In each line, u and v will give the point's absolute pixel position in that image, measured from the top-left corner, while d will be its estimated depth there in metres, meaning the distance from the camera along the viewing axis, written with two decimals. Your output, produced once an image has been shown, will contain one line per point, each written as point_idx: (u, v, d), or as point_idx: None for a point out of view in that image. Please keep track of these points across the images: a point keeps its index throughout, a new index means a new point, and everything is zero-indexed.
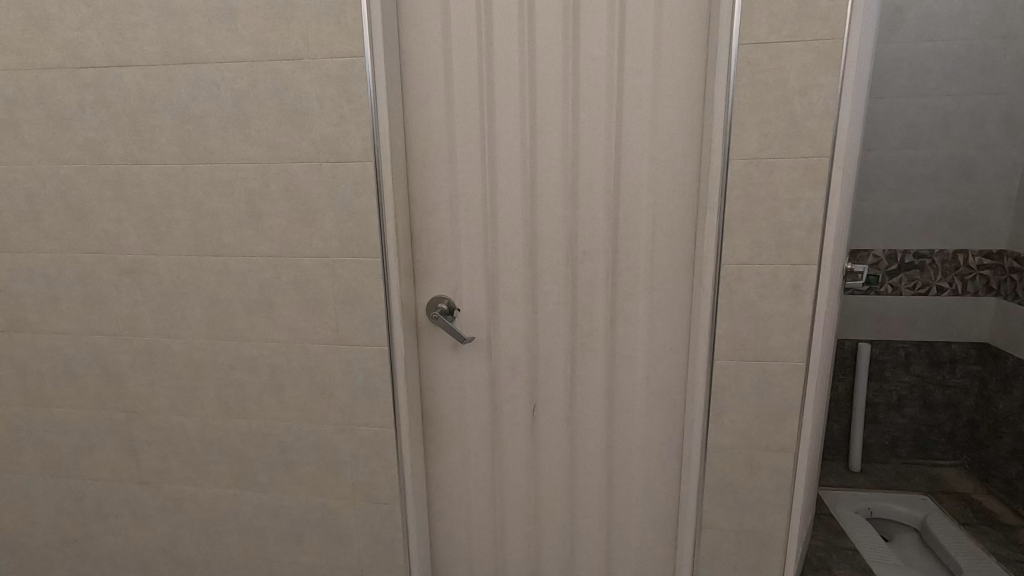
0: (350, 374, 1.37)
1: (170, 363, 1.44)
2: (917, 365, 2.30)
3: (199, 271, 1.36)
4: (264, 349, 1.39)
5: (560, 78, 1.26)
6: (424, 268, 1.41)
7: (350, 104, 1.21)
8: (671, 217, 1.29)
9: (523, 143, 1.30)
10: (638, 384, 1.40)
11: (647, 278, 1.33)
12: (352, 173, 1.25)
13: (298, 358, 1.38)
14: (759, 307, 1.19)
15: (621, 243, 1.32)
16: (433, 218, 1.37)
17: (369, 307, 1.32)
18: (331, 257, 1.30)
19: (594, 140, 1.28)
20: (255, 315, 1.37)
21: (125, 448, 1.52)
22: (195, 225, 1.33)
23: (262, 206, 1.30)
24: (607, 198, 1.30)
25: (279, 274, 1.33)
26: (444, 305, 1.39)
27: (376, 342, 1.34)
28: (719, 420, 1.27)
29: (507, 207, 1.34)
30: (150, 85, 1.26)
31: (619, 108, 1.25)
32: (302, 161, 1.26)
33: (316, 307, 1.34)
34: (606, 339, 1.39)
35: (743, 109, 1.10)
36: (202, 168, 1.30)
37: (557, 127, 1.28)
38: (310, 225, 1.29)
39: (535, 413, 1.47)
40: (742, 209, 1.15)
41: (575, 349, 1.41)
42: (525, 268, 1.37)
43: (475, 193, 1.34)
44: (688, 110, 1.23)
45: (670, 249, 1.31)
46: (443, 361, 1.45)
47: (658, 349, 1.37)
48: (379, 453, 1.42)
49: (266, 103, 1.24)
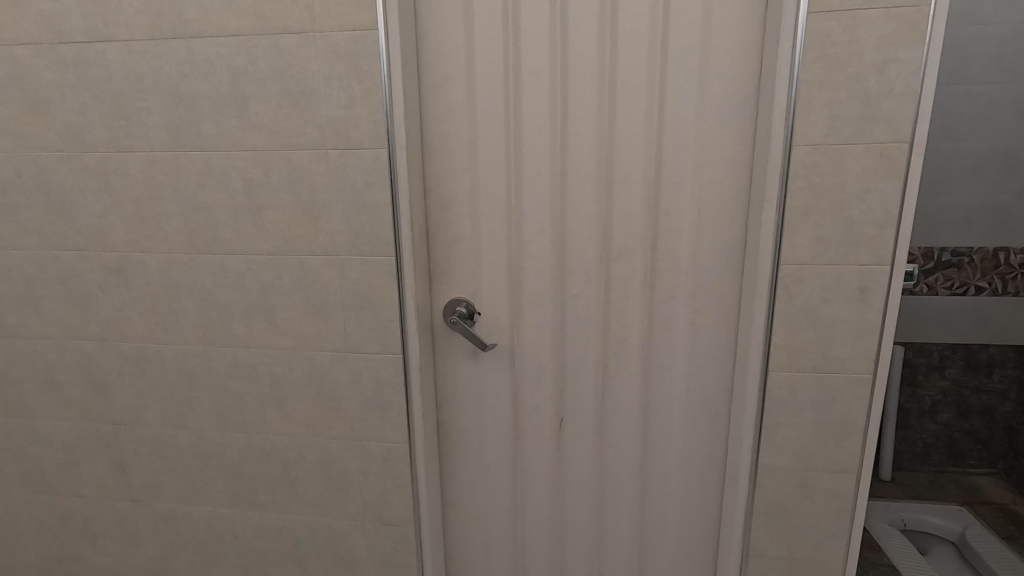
0: (359, 385, 1.24)
1: (162, 371, 1.31)
2: (952, 369, 2.10)
3: (193, 271, 1.23)
4: (264, 356, 1.26)
5: (594, 56, 1.12)
6: (441, 267, 1.28)
7: (361, 83, 1.07)
8: (718, 212, 1.15)
9: (553, 129, 1.17)
10: (677, 396, 1.27)
11: (688, 279, 1.20)
12: (362, 161, 1.11)
13: (302, 367, 1.25)
14: (821, 312, 1.05)
15: (660, 240, 1.19)
16: (451, 212, 1.24)
17: (381, 311, 1.19)
18: (339, 256, 1.17)
19: (633, 126, 1.14)
20: (255, 319, 1.24)
21: (114, 462, 1.40)
22: (187, 220, 1.20)
23: (262, 198, 1.16)
24: (646, 190, 1.17)
25: (281, 275, 1.20)
26: (463, 308, 1.27)
27: (388, 350, 1.21)
28: (772, 438, 1.14)
29: (533, 201, 1.21)
30: (136, 63, 1.13)
31: (662, 89, 1.12)
32: (307, 149, 1.13)
33: (322, 310, 1.21)
34: (642, 346, 1.26)
35: (811, 88, 0.96)
36: (195, 156, 1.16)
37: (591, 110, 1.15)
38: (316, 219, 1.16)
39: (562, 427, 1.34)
40: (804, 203, 1.01)
41: (608, 357, 1.28)
42: (552, 268, 1.24)
43: (499, 184, 1.21)
44: (741, 90, 1.09)
45: (716, 248, 1.17)
46: (460, 369, 1.32)
47: (701, 358, 1.24)
48: (391, 471, 1.29)
49: (266, 82, 1.10)
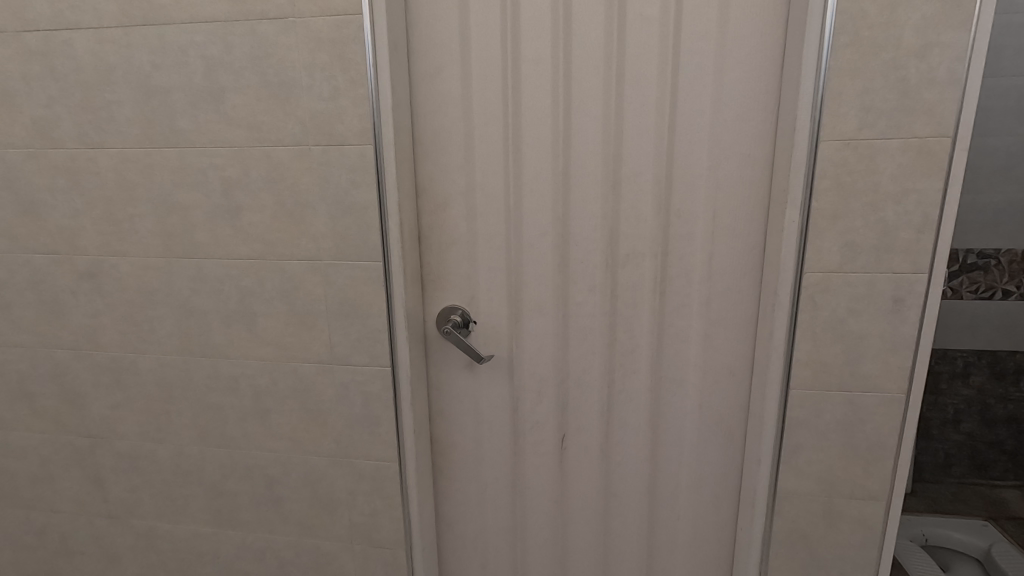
0: (346, 400, 1.16)
1: (139, 382, 1.23)
2: (976, 377, 1.99)
3: (168, 276, 1.15)
4: (245, 368, 1.18)
5: (600, 44, 1.03)
6: (434, 273, 1.19)
7: (345, 73, 0.99)
8: (735, 214, 1.06)
9: (555, 123, 1.07)
10: (689, 412, 1.18)
11: (702, 287, 1.11)
12: (348, 159, 1.03)
13: (285, 379, 1.17)
14: (850, 325, 0.96)
15: (671, 244, 1.10)
16: (445, 214, 1.15)
17: (369, 320, 1.10)
18: (323, 261, 1.09)
19: (643, 121, 1.05)
20: (235, 328, 1.16)
21: (90, 477, 1.32)
22: (162, 221, 1.12)
23: (241, 199, 1.08)
24: (657, 189, 1.08)
25: (262, 281, 1.12)
26: (458, 316, 1.18)
27: (377, 362, 1.13)
28: (793, 461, 1.04)
29: (534, 201, 1.11)
30: (104, 52, 1.05)
31: (675, 79, 1.02)
32: (288, 145, 1.04)
33: (306, 319, 1.12)
34: (650, 359, 1.17)
35: (842, 76, 0.86)
36: (169, 153, 1.08)
37: (597, 102, 1.05)
38: (298, 222, 1.07)
39: (565, 444, 1.25)
40: (833, 204, 0.91)
41: (614, 370, 1.18)
42: (554, 274, 1.15)
43: (496, 183, 1.12)
44: (761, 81, 0.99)
45: (732, 253, 1.08)
46: (455, 381, 1.24)
47: (715, 372, 1.14)
48: (381, 491, 1.21)
49: (243, 73, 1.01)
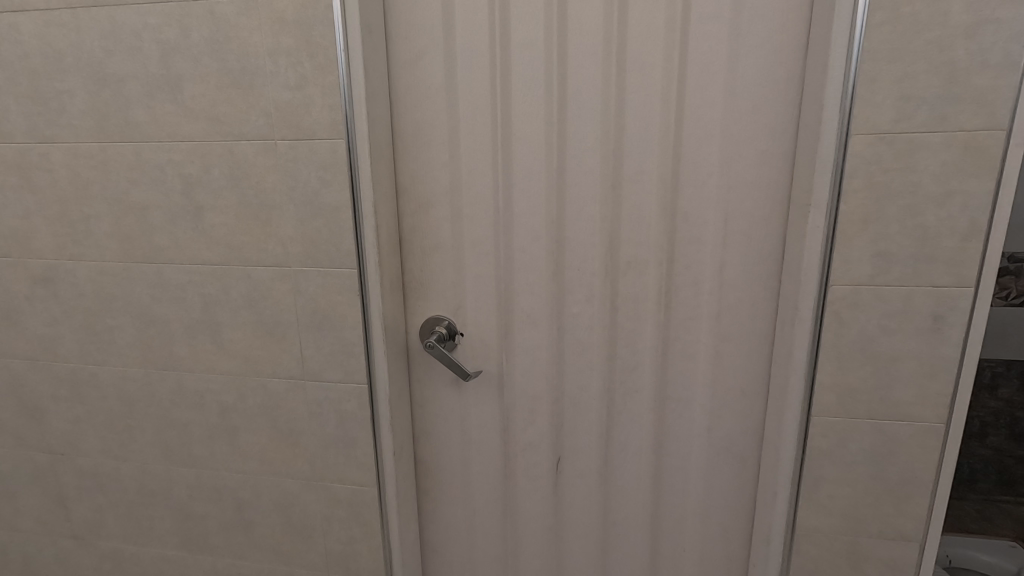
0: (319, 418, 1.06)
1: (99, 395, 1.14)
2: (1005, 389, 1.85)
3: (127, 282, 1.06)
4: (211, 383, 1.08)
5: (599, 25, 0.91)
6: (417, 280, 1.08)
7: (313, 59, 0.88)
8: (750, 217, 0.94)
9: (549, 116, 0.96)
10: (696, 436, 1.07)
11: (712, 298, 0.99)
12: (317, 155, 0.92)
13: (253, 396, 1.07)
14: (881, 346, 0.84)
15: (678, 250, 0.98)
16: (428, 216, 1.05)
17: (343, 332, 1.00)
18: (292, 268, 0.99)
19: (646, 114, 0.94)
20: (199, 339, 1.06)
21: (52, 495, 1.23)
22: (119, 222, 1.03)
23: (203, 198, 0.98)
24: (661, 190, 0.96)
25: (227, 289, 1.02)
26: (443, 327, 1.08)
27: (352, 378, 1.02)
28: (814, 496, 0.92)
29: (525, 202, 1.01)
30: (52, 37, 0.95)
31: (682, 66, 0.91)
32: (252, 139, 0.94)
33: (275, 331, 1.03)
34: (654, 377, 1.06)
35: (877, 59, 0.75)
36: (124, 148, 0.98)
37: (595, 92, 0.94)
38: (264, 224, 0.97)
39: (560, 467, 1.14)
40: (864, 208, 0.80)
41: (613, 387, 1.08)
42: (547, 283, 1.04)
43: (484, 182, 1.01)
44: (781, 67, 0.88)
45: (746, 261, 0.96)
46: (440, 398, 1.13)
47: (725, 392, 1.03)
48: (358, 517, 1.11)
49: (202, 59, 0.91)
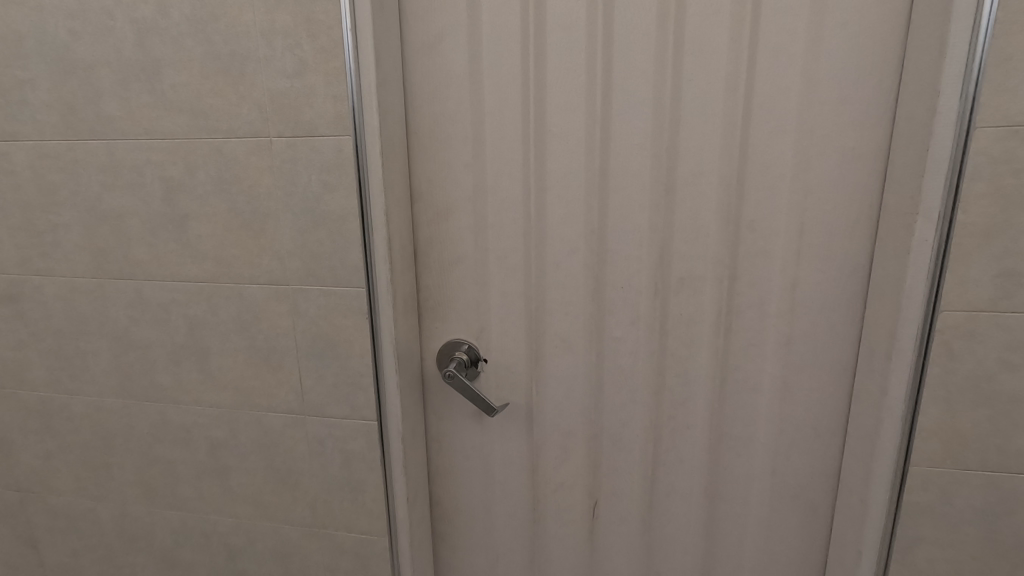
0: (322, 459, 0.92)
1: (73, 428, 1.00)
2: None
3: (102, 302, 0.92)
4: (198, 416, 0.94)
5: (653, 3, 0.77)
6: (434, 299, 0.94)
7: (314, 41, 0.74)
8: (830, 228, 0.80)
9: (590, 109, 0.82)
10: (757, 480, 0.92)
11: (781, 322, 0.85)
12: (319, 154, 0.78)
13: (246, 432, 0.93)
14: (999, 385, 0.69)
15: (741, 266, 0.84)
16: (447, 225, 0.91)
17: (349, 361, 0.86)
18: (290, 286, 0.85)
19: (707, 107, 0.79)
20: (184, 367, 0.92)
21: (22, 538, 1.10)
22: (91, 233, 0.89)
23: (186, 205, 0.84)
24: (722, 195, 0.82)
25: (215, 310, 0.88)
26: (463, 353, 0.94)
27: (360, 414, 0.88)
28: (907, 559, 0.78)
29: (561, 210, 0.87)
30: (12, 17, 0.81)
31: (751, 48, 0.76)
32: (242, 136, 0.80)
33: (271, 359, 0.89)
34: (708, 411, 0.91)
35: (1010, 36, 0.61)
36: (96, 147, 0.85)
37: (645, 80, 0.80)
38: (258, 235, 0.83)
39: (596, 512, 0.99)
40: (987, 218, 0.65)
41: (661, 422, 0.93)
42: (585, 302, 0.90)
43: (513, 187, 0.87)
44: (875, 49, 0.73)
45: (824, 279, 0.82)
46: (460, 432, 0.99)
47: (794, 430, 0.88)
48: (366, 569, 0.96)
49: (183, 41, 0.77)
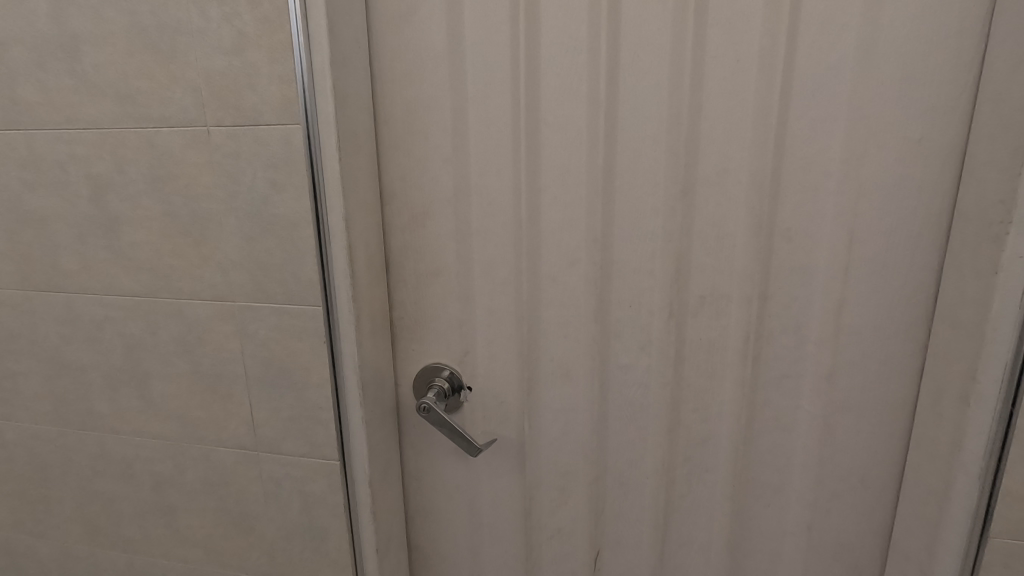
0: (279, 502, 0.79)
1: (6, 456, 0.89)
2: None
3: (29, 318, 0.80)
4: (140, 449, 0.82)
5: None
6: (410, 316, 0.81)
7: (256, 8, 0.61)
8: (886, 238, 0.65)
9: (593, 94, 0.68)
10: (790, 536, 0.78)
11: (823, 351, 0.70)
12: (265, 148, 0.65)
13: (194, 468, 0.81)
14: None
15: (774, 283, 0.69)
16: (424, 232, 0.77)
17: (307, 391, 0.73)
18: (237, 303, 0.72)
19: (736, 88, 0.65)
20: (122, 393, 0.80)
21: None
22: (14, 238, 0.77)
23: (116, 207, 0.72)
24: (753, 197, 0.67)
25: (154, 328, 0.76)
26: (443, 380, 0.81)
27: (320, 452, 0.76)
28: None
29: (558, 213, 0.73)
30: None
31: (793, 13, 0.62)
32: (175, 125, 0.67)
33: (218, 386, 0.76)
34: (731, 454, 0.77)
35: None
36: (13, 138, 0.72)
37: (661, 57, 0.66)
38: (199, 243, 0.71)
39: (598, 563, 0.86)
40: None
41: (675, 465, 0.79)
42: (586, 323, 0.76)
43: (501, 186, 0.73)
44: (951, 15, 0.58)
45: (877, 302, 0.67)
46: (441, 469, 0.86)
47: (835, 480, 0.74)
48: None
49: (104, 11, 0.65)
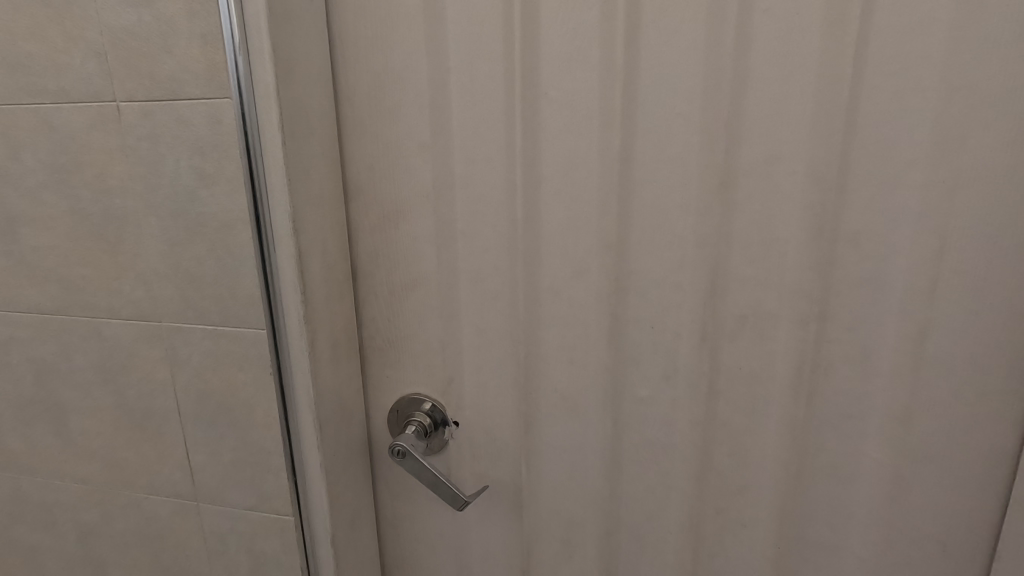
0: (224, 560, 0.66)
1: None
2: None
3: None
4: (61, 494, 0.69)
5: None
6: (384, 336, 0.67)
7: None
8: (987, 246, 0.50)
9: (607, 61, 0.54)
10: None
11: (895, 388, 0.55)
12: (189, 129, 0.51)
13: (124, 517, 0.67)
14: None
15: (836, 302, 0.55)
16: (398, 234, 0.63)
17: (253, 431, 0.60)
18: (165, 324, 0.58)
19: (793, 51, 0.50)
20: (36, 428, 0.66)
21: None
22: None
23: (15, 204, 0.58)
24: (811, 192, 0.53)
25: (68, 352, 0.62)
26: (423, 416, 0.68)
27: (271, 505, 0.62)
28: None
29: (562, 212, 0.58)
30: None
31: None
32: (78, 101, 0.53)
33: (147, 423, 0.63)
34: (774, 508, 0.63)
35: None
36: None
37: (696, 12, 0.51)
38: (115, 250, 0.57)
39: None
40: None
41: (704, 519, 0.65)
42: (597, 348, 0.62)
43: (492, 178, 0.59)
44: None
45: (971, 326, 0.52)
46: (422, 517, 0.72)
47: (907, 545, 0.59)
48: None
49: None
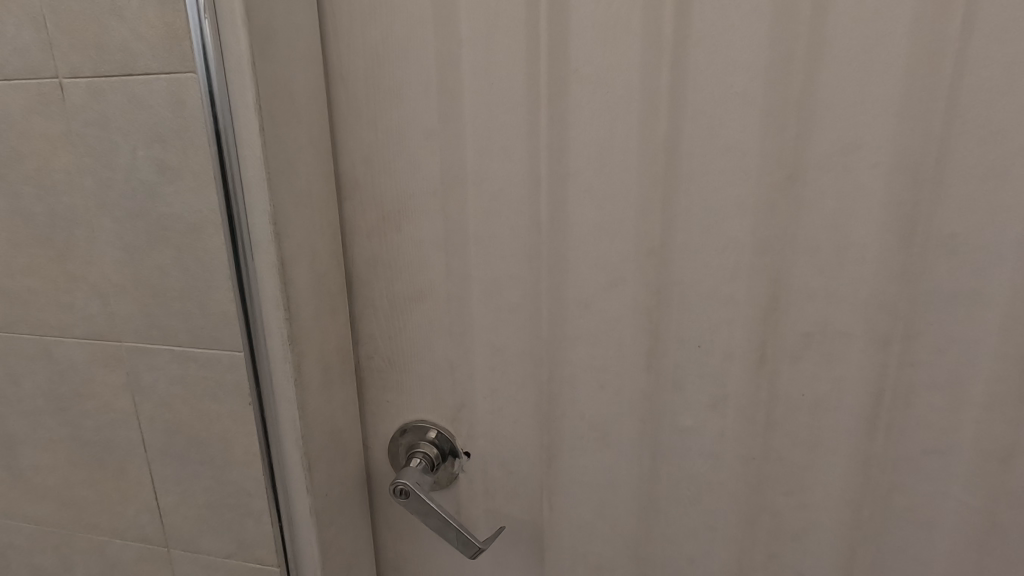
0: None
1: None
2: None
3: None
4: (14, 535, 0.60)
5: None
6: (383, 354, 0.58)
7: None
8: None
9: (650, 31, 0.45)
10: None
11: (992, 421, 0.47)
12: (147, 112, 0.42)
13: (85, 562, 0.59)
14: None
15: (922, 318, 0.46)
16: (399, 237, 0.54)
17: (230, 469, 0.51)
18: (124, 345, 0.49)
19: (881, 15, 0.41)
20: None
21: None
22: None
23: None
24: (897, 188, 0.44)
25: (15, 375, 0.53)
26: (427, 448, 0.59)
27: (253, 552, 0.53)
28: None
29: (593, 212, 0.50)
30: None
31: None
32: (14, 79, 0.44)
33: (107, 458, 0.54)
34: (837, 556, 0.54)
35: None
36: None
37: None
38: (64, 257, 0.48)
39: None
40: None
41: (754, 565, 0.56)
42: (631, 370, 0.53)
43: (510, 171, 0.50)
44: None
45: None
46: (427, 558, 0.63)
47: None
48: None
49: None
